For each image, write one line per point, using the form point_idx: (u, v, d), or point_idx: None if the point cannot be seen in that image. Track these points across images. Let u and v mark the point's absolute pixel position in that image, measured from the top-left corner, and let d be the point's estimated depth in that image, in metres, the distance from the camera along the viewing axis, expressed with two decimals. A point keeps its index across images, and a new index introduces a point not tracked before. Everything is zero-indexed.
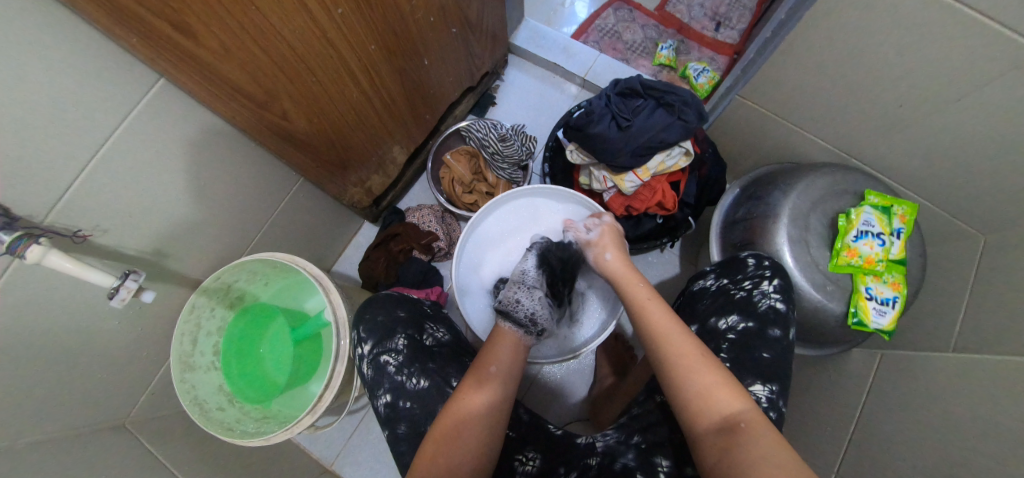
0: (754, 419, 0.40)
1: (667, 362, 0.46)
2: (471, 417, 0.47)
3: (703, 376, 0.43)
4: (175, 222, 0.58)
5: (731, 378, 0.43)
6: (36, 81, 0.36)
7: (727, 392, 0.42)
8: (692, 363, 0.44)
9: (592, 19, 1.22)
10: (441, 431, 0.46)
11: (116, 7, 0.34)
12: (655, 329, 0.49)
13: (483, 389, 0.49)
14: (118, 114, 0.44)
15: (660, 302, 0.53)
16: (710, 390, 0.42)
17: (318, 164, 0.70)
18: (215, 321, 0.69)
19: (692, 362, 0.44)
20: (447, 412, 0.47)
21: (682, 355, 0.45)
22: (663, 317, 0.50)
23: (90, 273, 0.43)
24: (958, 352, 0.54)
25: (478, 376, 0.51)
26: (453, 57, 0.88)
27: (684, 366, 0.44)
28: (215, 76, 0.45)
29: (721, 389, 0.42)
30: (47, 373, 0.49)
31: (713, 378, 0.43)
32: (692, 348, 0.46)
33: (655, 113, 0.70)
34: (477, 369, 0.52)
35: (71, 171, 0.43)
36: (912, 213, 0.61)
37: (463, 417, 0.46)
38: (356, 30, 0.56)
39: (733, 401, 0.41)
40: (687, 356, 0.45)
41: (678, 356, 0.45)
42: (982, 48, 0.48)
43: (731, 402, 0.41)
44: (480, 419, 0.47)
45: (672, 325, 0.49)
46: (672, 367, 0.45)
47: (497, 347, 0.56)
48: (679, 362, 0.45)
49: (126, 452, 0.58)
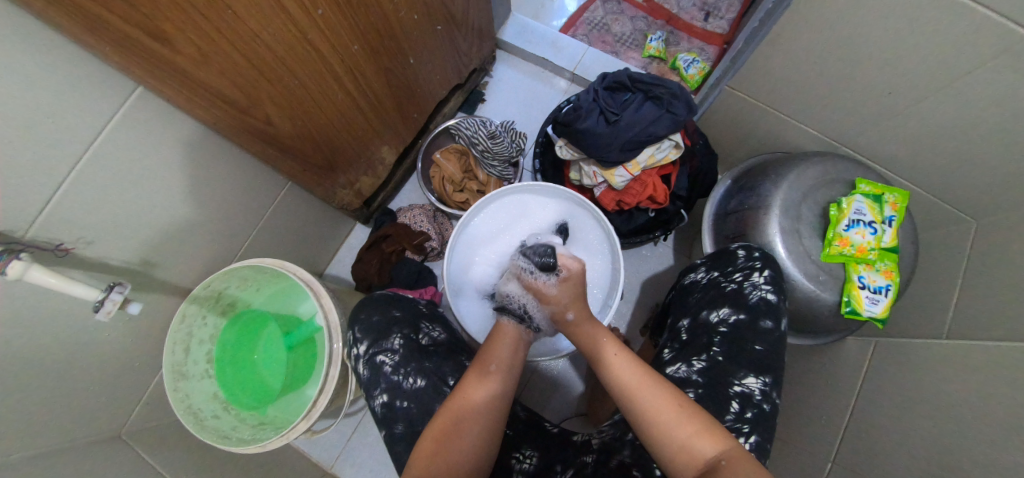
0: (737, 458, 0.38)
1: (643, 420, 0.42)
2: (450, 429, 0.45)
3: (681, 426, 0.41)
4: (161, 231, 0.57)
5: (708, 419, 0.41)
6: (9, 94, 0.35)
7: (708, 439, 0.40)
8: (668, 414, 0.41)
9: (580, 12, 1.21)
10: (425, 444, 0.44)
11: (87, 16, 0.33)
12: (629, 386, 0.45)
13: (464, 395, 0.48)
14: (95, 125, 0.43)
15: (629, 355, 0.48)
16: (691, 439, 0.40)
17: (306, 168, 0.69)
18: (207, 329, 0.68)
19: (669, 412, 0.42)
20: (430, 429, 0.45)
21: (657, 410, 0.42)
22: (635, 373, 0.46)
23: (73, 287, 0.42)
24: (951, 339, 0.54)
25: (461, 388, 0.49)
26: (440, 55, 0.87)
27: (654, 420, 0.42)
28: (194, 83, 0.44)
29: (700, 434, 0.40)
30: (36, 388, 0.49)
31: (691, 427, 0.40)
32: (668, 399, 0.42)
33: (644, 106, 0.70)
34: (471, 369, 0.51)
35: (50, 185, 0.42)
36: (902, 201, 0.61)
37: (445, 432, 0.44)
38: (337, 30, 0.55)
39: (714, 444, 0.39)
40: (662, 409, 0.42)
41: (654, 411, 0.42)
42: (970, 32, 0.47)
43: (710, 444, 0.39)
44: (459, 431, 0.45)
45: (645, 379, 0.45)
46: (649, 422, 0.42)
47: (495, 338, 0.56)
48: (654, 419, 0.42)
49: (122, 463, 0.57)
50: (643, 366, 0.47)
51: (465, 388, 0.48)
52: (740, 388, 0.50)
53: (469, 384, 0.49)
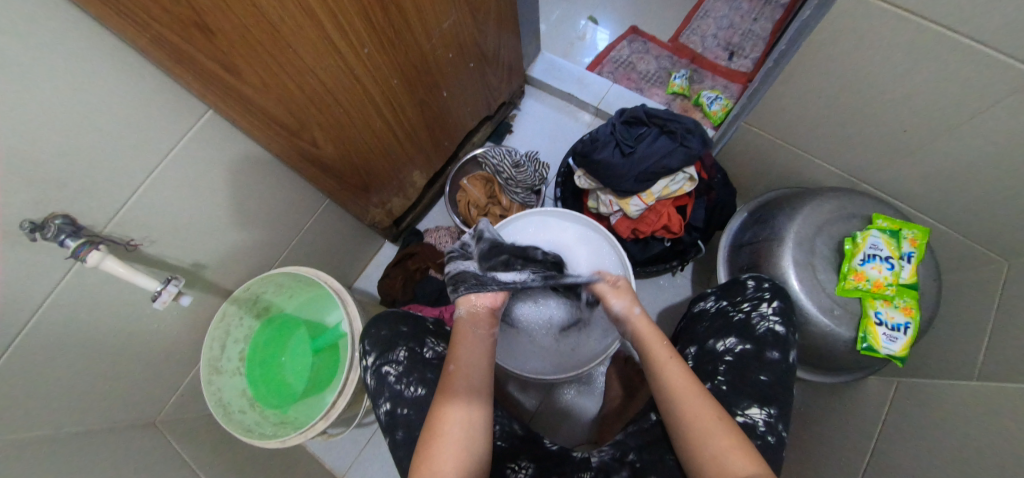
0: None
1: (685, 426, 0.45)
2: (453, 435, 0.44)
3: (718, 438, 0.43)
4: (214, 235, 0.64)
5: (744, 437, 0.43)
6: (109, 112, 0.43)
7: (741, 454, 0.41)
8: (709, 425, 0.43)
9: (607, 51, 1.28)
10: (430, 443, 0.44)
11: (179, 53, 0.41)
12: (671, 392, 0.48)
13: (460, 400, 0.47)
14: (172, 140, 0.51)
15: (679, 363, 0.50)
16: (726, 452, 0.42)
17: (343, 187, 0.76)
18: (243, 329, 0.74)
19: (706, 424, 0.44)
20: (425, 440, 0.45)
21: (694, 418, 0.44)
22: (681, 381, 0.48)
23: (137, 277, 0.49)
24: (980, 381, 0.51)
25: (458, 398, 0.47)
26: (472, 89, 0.95)
27: (695, 426, 0.44)
28: (256, 109, 0.52)
29: (734, 449, 0.42)
30: (91, 368, 0.55)
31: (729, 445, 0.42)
32: (709, 411, 0.45)
33: (658, 139, 0.73)
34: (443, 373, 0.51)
35: (129, 188, 0.49)
36: (922, 237, 0.60)
37: (447, 438, 0.44)
38: (380, 67, 0.63)
39: (751, 464, 0.40)
40: (701, 418, 0.44)
41: (693, 420, 0.44)
42: (979, 71, 0.48)
43: (744, 460, 0.41)
44: (461, 436, 0.45)
45: (691, 391, 0.47)
46: (689, 429, 0.44)
47: (459, 340, 0.55)
48: (693, 426, 0.44)
49: (154, 446, 0.62)
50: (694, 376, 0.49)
51: (461, 387, 0.49)
52: (743, 418, 0.49)
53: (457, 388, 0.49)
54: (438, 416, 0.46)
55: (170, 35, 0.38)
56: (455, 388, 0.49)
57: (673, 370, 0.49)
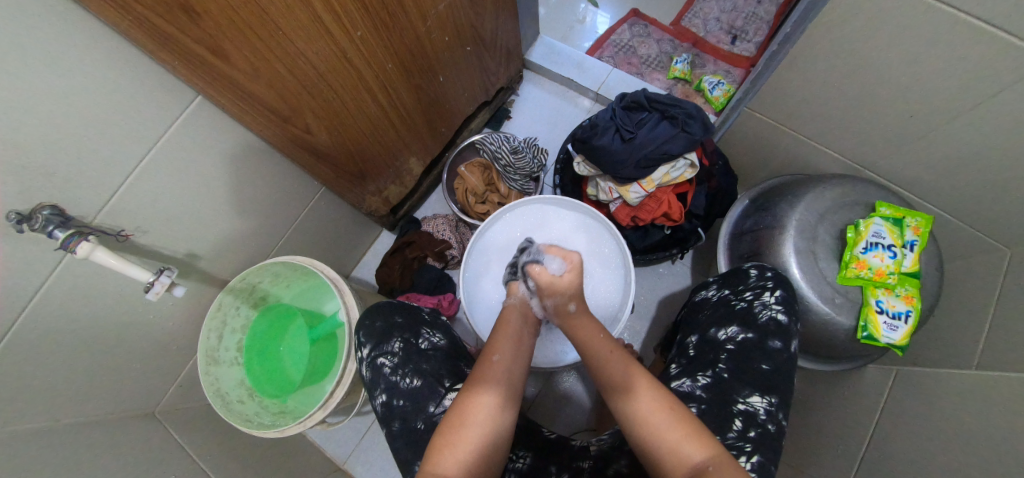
0: (722, 467, 0.38)
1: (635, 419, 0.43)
2: (481, 418, 0.44)
3: (669, 430, 0.41)
4: (207, 225, 0.63)
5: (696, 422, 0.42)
6: (92, 100, 0.42)
7: (694, 442, 0.40)
8: (657, 418, 0.42)
9: (607, 34, 1.25)
10: (455, 423, 0.44)
11: (162, 35, 0.39)
12: (620, 390, 0.46)
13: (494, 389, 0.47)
14: (160, 128, 0.49)
15: (623, 353, 0.50)
16: (681, 443, 0.40)
17: (339, 174, 0.74)
18: (239, 319, 0.74)
19: (659, 416, 0.42)
20: (448, 422, 0.44)
21: (643, 414, 0.43)
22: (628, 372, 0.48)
23: (129, 268, 0.48)
24: (978, 370, 0.51)
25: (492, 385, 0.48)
26: (469, 74, 0.92)
27: (643, 416, 0.43)
28: (246, 95, 0.50)
29: (685, 438, 0.40)
30: (85, 361, 0.54)
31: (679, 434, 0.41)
32: (659, 402, 0.43)
33: (660, 125, 0.72)
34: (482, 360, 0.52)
35: (118, 178, 0.48)
36: (926, 225, 0.60)
37: (474, 420, 0.44)
38: (374, 51, 0.61)
39: (701, 450, 0.39)
40: (652, 411, 0.43)
41: (642, 415, 0.43)
42: (990, 55, 0.47)
43: (696, 448, 0.40)
44: (485, 421, 0.44)
45: (638, 381, 0.46)
46: (641, 425, 0.43)
47: (504, 329, 0.56)
48: (642, 422, 0.43)
49: (155, 437, 0.62)
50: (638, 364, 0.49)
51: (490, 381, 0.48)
52: (744, 406, 0.49)
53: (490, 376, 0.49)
54: (469, 400, 0.46)
55: (153, 17, 0.37)
56: (487, 377, 0.49)
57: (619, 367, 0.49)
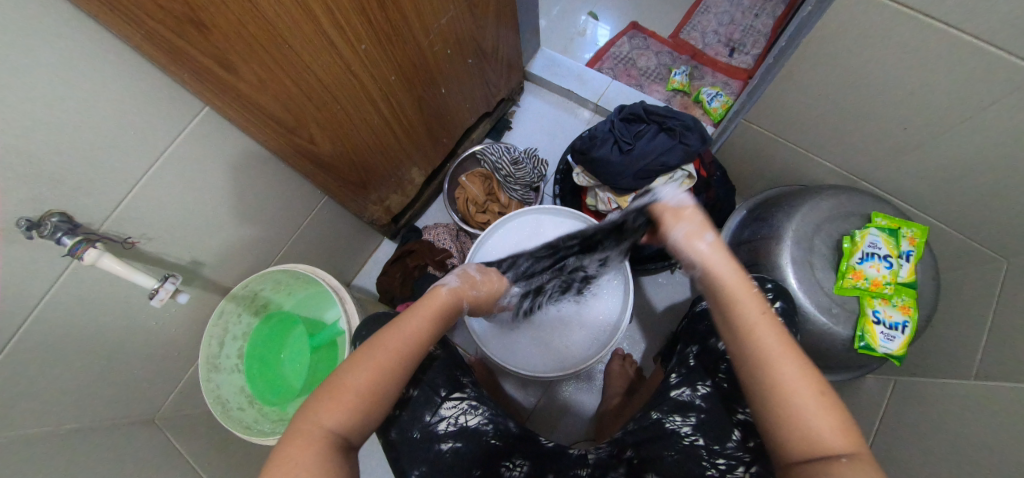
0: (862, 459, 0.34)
1: (771, 386, 0.38)
2: (378, 381, 0.41)
3: (819, 414, 0.35)
4: (211, 233, 0.64)
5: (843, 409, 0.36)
6: (105, 110, 0.43)
7: (837, 429, 0.35)
8: (811, 399, 0.36)
9: (607, 47, 1.27)
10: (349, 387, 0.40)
11: (173, 50, 0.40)
12: (766, 359, 0.39)
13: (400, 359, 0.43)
14: (167, 137, 0.50)
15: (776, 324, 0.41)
16: (825, 430, 0.35)
17: (341, 184, 0.76)
18: (241, 326, 0.74)
19: (811, 398, 0.36)
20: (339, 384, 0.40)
21: (794, 391, 0.36)
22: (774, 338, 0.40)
23: (134, 275, 0.49)
24: (977, 380, 0.52)
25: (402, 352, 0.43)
26: (470, 86, 0.94)
27: (778, 382, 0.38)
28: (253, 106, 0.51)
29: (833, 422, 0.35)
30: (87, 366, 0.55)
31: (828, 417, 0.35)
32: (812, 385, 0.37)
33: (657, 136, 0.73)
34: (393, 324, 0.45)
35: (126, 186, 0.49)
36: (921, 236, 0.61)
37: (370, 386, 0.40)
38: (378, 64, 0.63)
39: (841, 437, 0.35)
40: (803, 393, 0.36)
41: (787, 390, 0.37)
42: (980, 69, 0.48)
43: (840, 435, 0.35)
44: (375, 391, 0.41)
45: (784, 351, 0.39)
46: (780, 397, 0.37)
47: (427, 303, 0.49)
48: (787, 397, 0.37)
49: (155, 444, 0.62)
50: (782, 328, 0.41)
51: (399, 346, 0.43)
52: (744, 415, 0.50)
53: (397, 335, 0.44)
54: (362, 365, 0.41)
55: (164, 31, 0.38)
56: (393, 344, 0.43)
57: (774, 335, 0.40)
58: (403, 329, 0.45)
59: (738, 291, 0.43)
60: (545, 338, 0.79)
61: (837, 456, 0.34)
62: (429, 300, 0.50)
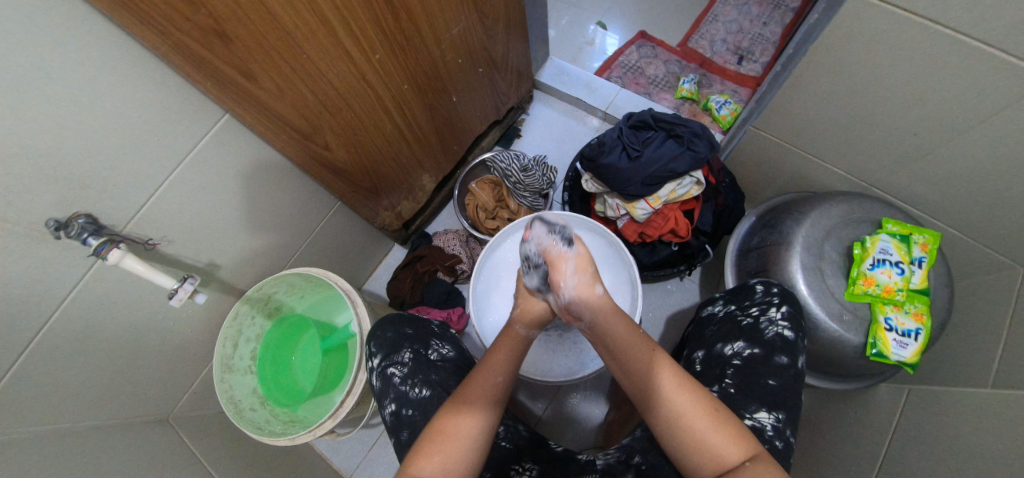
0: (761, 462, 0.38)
1: (671, 421, 0.42)
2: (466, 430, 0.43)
3: (716, 434, 0.40)
4: (228, 237, 0.66)
5: (734, 420, 0.41)
6: (132, 118, 0.45)
7: (733, 443, 0.39)
8: (705, 420, 0.40)
9: (615, 55, 1.29)
10: (444, 432, 0.43)
11: (199, 61, 0.42)
12: (661, 394, 0.43)
13: (484, 400, 0.47)
14: (189, 144, 0.52)
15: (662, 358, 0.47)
16: (722, 446, 0.39)
17: (355, 189, 0.77)
18: (254, 329, 0.76)
19: (705, 420, 0.41)
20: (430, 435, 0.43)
21: (688, 418, 0.41)
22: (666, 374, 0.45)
23: (155, 275, 0.51)
24: (993, 389, 0.51)
25: (482, 395, 0.47)
26: (480, 94, 0.96)
27: (673, 415, 0.42)
28: (270, 114, 0.53)
29: (725, 435, 0.40)
30: (107, 364, 0.56)
31: (723, 434, 0.40)
32: (703, 407, 0.41)
33: (666, 143, 0.74)
34: (474, 376, 0.50)
35: (149, 190, 0.51)
36: (933, 242, 0.60)
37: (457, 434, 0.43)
38: (391, 73, 0.65)
39: (738, 449, 0.39)
40: (697, 416, 0.41)
41: (688, 420, 0.41)
42: (991, 75, 0.48)
43: (735, 447, 0.39)
44: (470, 434, 0.43)
45: (676, 383, 0.44)
46: (681, 428, 0.41)
47: (496, 348, 0.55)
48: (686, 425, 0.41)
49: (169, 441, 0.64)
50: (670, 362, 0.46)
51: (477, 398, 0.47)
52: (751, 422, 0.49)
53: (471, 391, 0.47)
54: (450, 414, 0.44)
55: (189, 42, 0.40)
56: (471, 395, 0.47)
57: (667, 372, 0.45)
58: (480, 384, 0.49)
59: (634, 337, 0.51)
60: (561, 344, 0.79)
61: (738, 467, 0.38)
62: (499, 343, 0.55)
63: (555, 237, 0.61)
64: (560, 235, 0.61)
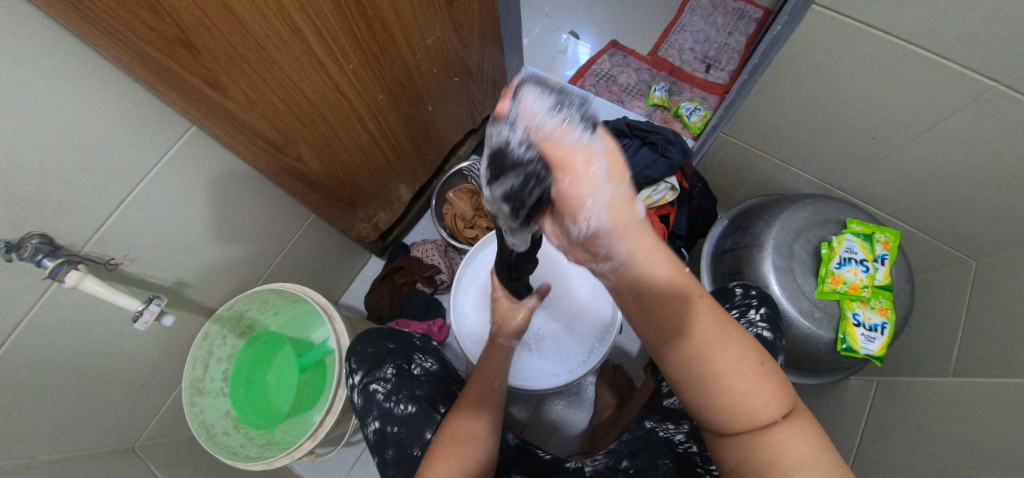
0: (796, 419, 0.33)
1: (709, 378, 0.33)
2: (474, 429, 0.47)
3: (756, 394, 0.32)
4: (197, 253, 0.63)
5: (772, 368, 0.34)
6: (92, 130, 0.43)
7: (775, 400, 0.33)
8: (750, 383, 0.32)
9: (589, 64, 1.31)
10: (454, 435, 0.46)
11: (163, 71, 0.41)
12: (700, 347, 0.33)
13: (485, 400, 0.51)
14: (153, 157, 0.50)
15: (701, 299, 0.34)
16: (762, 409, 0.32)
17: (329, 201, 0.76)
18: (226, 349, 0.72)
19: (746, 379, 0.32)
20: (441, 438, 0.46)
21: (731, 376, 0.32)
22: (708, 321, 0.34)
23: (117, 297, 0.48)
24: (955, 378, 0.53)
25: (482, 398, 0.51)
26: (456, 104, 0.96)
27: (709, 368, 0.33)
28: (240, 124, 0.52)
29: (768, 394, 0.33)
30: (64, 394, 0.53)
31: (763, 391, 0.33)
32: (743, 365, 0.33)
33: (640, 150, 0.76)
34: (471, 384, 0.54)
35: (109, 206, 0.49)
36: (894, 240, 0.64)
37: (467, 432, 0.46)
38: (366, 83, 0.64)
39: (780, 407, 0.33)
40: (739, 376, 0.32)
41: (728, 379, 0.32)
42: (939, 81, 0.51)
43: (773, 404, 0.32)
44: (478, 430, 0.47)
45: (717, 333, 0.33)
46: (718, 388, 0.33)
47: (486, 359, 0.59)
48: (726, 384, 0.32)
49: (136, 472, 0.60)
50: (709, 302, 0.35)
51: (477, 398, 0.51)
52: None
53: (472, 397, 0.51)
54: (456, 417, 0.48)
55: (154, 51, 0.38)
56: (472, 397, 0.51)
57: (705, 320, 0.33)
58: (477, 384, 0.54)
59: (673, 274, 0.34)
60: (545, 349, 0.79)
61: (772, 426, 0.32)
62: (486, 354, 0.61)
63: (564, 116, 0.32)
64: (574, 112, 0.33)
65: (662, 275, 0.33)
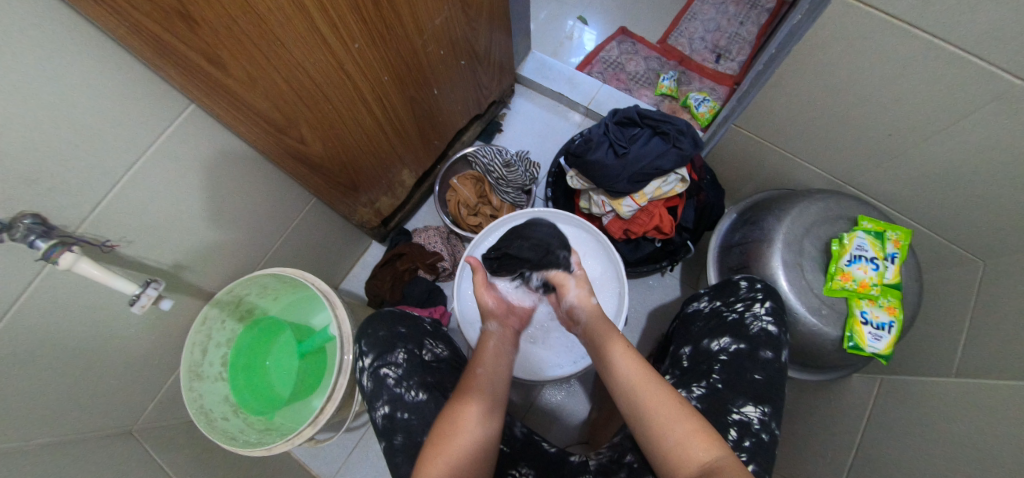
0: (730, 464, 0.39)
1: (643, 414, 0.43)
2: (467, 430, 0.43)
3: (680, 424, 0.41)
4: (194, 236, 0.61)
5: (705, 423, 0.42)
6: (84, 107, 0.41)
7: (704, 441, 0.40)
8: (668, 411, 0.42)
9: (596, 51, 1.28)
10: (442, 436, 0.43)
11: (159, 44, 0.38)
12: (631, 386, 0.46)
13: (479, 400, 0.46)
14: (149, 137, 0.48)
15: (632, 354, 0.49)
16: (689, 438, 0.40)
17: (331, 185, 0.74)
18: (225, 333, 0.71)
19: (667, 410, 0.42)
20: (437, 434, 0.43)
21: (657, 409, 0.43)
22: (637, 369, 0.47)
23: (114, 279, 0.47)
24: (958, 378, 0.54)
25: (476, 398, 0.46)
26: (463, 87, 0.94)
27: (644, 409, 0.44)
28: (241, 104, 0.49)
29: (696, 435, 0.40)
30: (58, 379, 0.51)
31: (687, 425, 0.41)
32: (666, 399, 0.43)
33: (652, 140, 0.74)
34: (461, 384, 0.48)
35: (103, 186, 0.47)
36: (905, 238, 0.63)
37: (459, 433, 0.43)
38: (371, 63, 0.62)
39: (709, 448, 0.40)
40: (662, 405, 0.43)
41: (651, 407, 0.43)
42: (964, 78, 0.50)
43: (703, 445, 0.40)
44: (474, 432, 0.44)
45: (644, 377, 0.46)
46: (648, 417, 0.43)
47: (481, 349, 0.54)
48: (654, 420, 0.42)
49: (134, 456, 0.59)
50: (641, 360, 0.48)
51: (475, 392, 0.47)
52: (738, 416, 0.50)
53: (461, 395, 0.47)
54: (449, 418, 0.44)
55: (149, 23, 0.36)
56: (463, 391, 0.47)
57: (632, 364, 0.47)
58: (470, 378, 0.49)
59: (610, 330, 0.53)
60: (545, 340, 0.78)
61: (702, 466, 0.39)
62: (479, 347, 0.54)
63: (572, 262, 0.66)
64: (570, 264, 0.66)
65: (605, 330, 0.53)
